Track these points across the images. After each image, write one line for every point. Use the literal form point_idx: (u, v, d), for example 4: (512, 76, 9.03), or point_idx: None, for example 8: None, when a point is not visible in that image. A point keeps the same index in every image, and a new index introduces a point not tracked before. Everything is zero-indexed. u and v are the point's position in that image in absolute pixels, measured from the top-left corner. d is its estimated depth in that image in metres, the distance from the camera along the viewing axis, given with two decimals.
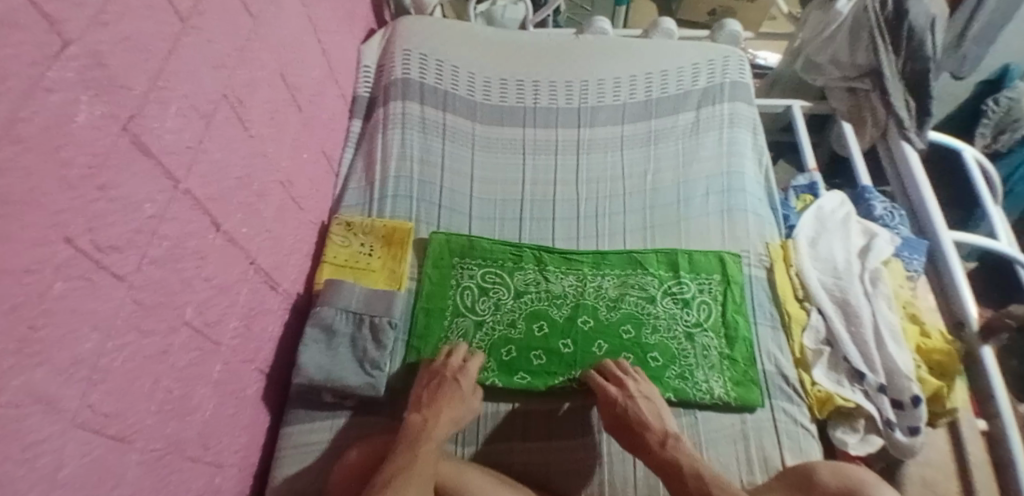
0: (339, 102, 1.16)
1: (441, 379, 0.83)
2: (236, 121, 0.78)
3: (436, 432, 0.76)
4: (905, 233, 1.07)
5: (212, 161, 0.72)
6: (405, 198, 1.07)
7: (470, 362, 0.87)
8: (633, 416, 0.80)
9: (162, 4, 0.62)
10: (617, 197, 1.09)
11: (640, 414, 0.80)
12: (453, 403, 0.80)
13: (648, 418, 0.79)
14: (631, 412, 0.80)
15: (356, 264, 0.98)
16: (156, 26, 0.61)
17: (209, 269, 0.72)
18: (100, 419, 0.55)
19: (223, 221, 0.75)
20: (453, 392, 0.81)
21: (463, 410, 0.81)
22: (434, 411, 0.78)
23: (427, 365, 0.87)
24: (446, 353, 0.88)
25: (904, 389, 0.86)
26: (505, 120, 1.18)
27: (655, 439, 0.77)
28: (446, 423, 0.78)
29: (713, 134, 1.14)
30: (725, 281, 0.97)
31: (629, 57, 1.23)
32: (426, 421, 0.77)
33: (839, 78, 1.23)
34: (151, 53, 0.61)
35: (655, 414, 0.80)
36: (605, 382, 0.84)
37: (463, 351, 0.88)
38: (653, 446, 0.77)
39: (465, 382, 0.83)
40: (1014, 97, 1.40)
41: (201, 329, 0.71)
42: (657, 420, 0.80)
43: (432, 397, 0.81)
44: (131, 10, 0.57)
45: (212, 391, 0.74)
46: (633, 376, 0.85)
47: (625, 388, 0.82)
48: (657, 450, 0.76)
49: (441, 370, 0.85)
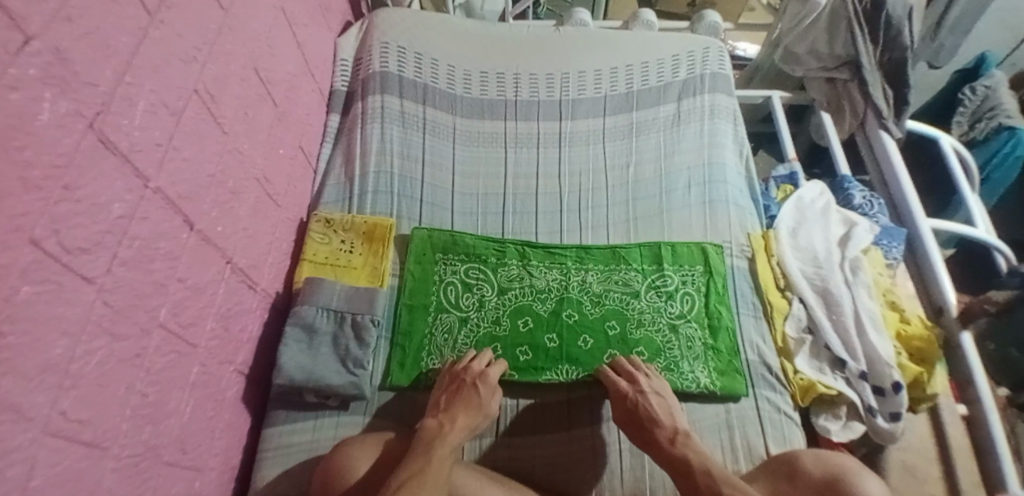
0: (316, 97, 1.14)
1: (460, 383, 0.82)
2: (208, 116, 0.76)
3: (451, 438, 0.73)
4: (885, 221, 1.08)
5: (183, 159, 0.70)
6: (386, 194, 1.06)
7: (492, 368, 0.85)
8: (643, 412, 0.79)
9: None
10: (600, 190, 1.09)
11: (651, 410, 0.79)
12: (470, 408, 0.79)
13: (658, 415, 0.79)
14: (641, 407, 0.80)
15: (336, 262, 0.96)
16: (123, 21, 0.59)
17: (184, 269, 0.71)
18: (71, 426, 0.53)
19: (197, 220, 0.73)
20: (471, 398, 0.80)
21: (480, 418, 0.79)
22: (450, 416, 0.77)
23: (449, 367, 0.86)
24: (472, 357, 0.86)
25: (886, 376, 0.87)
26: (486, 113, 1.17)
27: (665, 436, 0.76)
28: (461, 428, 0.76)
29: (694, 125, 1.14)
30: (708, 272, 0.97)
31: (610, 49, 1.22)
32: (442, 425, 0.75)
33: (818, 68, 1.24)
34: (118, 48, 0.59)
35: (667, 411, 0.80)
36: (614, 376, 0.84)
37: (488, 357, 0.86)
38: (662, 443, 0.76)
39: (485, 390, 0.81)
40: (990, 85, 1.44)
41: (177, 331, 0.69)
42: (669, 418, 0.79)
43: (450, 402, 0.79)
44: (95, 3, 0.55)
45: (190, 394, 0.73)
46: (646, 372, 0.85)
47: (636, 382, 0.82)
48: (666, 447, 0.75)
49: (462, 373, 0.83)
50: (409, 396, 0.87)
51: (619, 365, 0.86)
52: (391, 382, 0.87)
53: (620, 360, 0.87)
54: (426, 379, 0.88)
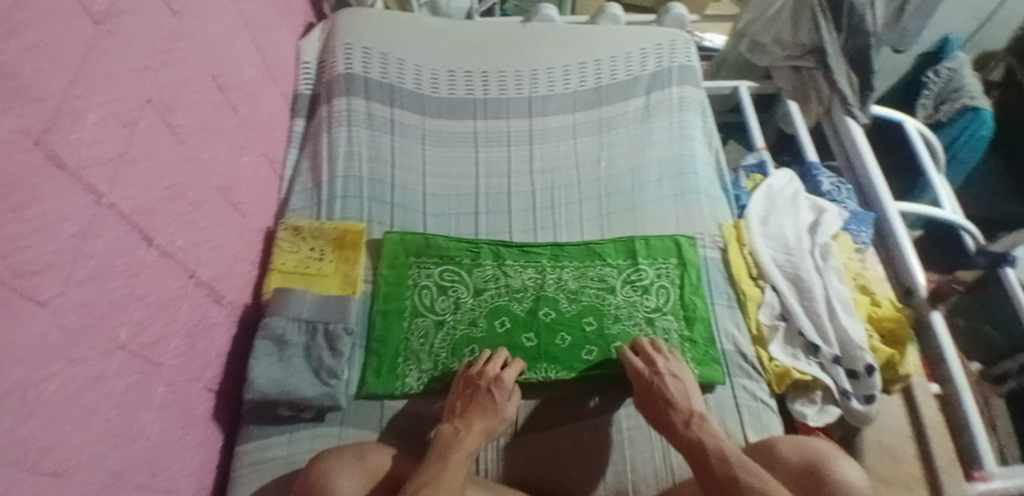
0: (279, 101, 1.11)
1: (475, 388, 0.81)
2: (164, 127, 0.73)
3: (466, 444, 0.74)
4: (853, 206, 1.10)
5: (138, 172, 0.68)
6: (356, 198, 1.04)
7: (507, 369, 0.84)
8: (659, 392, 0.80)
9: (75, 7, 0.57)
10: (573, 186, 1.08)
11: (666, 392, 0.79)
12: (486, 415, 0.78)
13: (674, 397, 0.79)
14: (656, 390, 0.80)
15: (306, 270, 0.94)
16: (69, 31, 0.57)
17: (143, 287, 0.68)
18: (32, 455, 0.51)
19: (155, 235, 0.71)
20: (486, 404, 0.79)
21: (496, 423, 0.79)
22: (466, 422, 0.77)
23: (464, 371, 0.85)
24: (485, 359, 0.86)
25: (858, 359, 0.88)
26: (455, 112, 1.16)
27: (679, 418, 0.77)
28: (477, 434, 0.76)
29: (664, 118, 1.14)
30: (682, 264, 0.97)
31: (579, 43, 1.22)
32: (458, 431, 0.75)
33: (784, 57, 1.25)
34: (65, 60, 0.56)
35: (684, 394, 0.80)
36: (631, 357, 0.85)
37: (501, 359, 0.86)
38: (676, 424, 0.76)
39: (500, 396, 0.80)
40: (953, 68, 1.48)
41: (139, 351, 0.67)
42: (685, 401, 0.79)
43: (465, 407, 0.79)
44: (40, 14, 0.52)
45: (157, 414, 0.71)
46: (663, 353, 0.85)
47: (652, 363, 0.83)
48: (681, 429, 0.76)
49: (476, 378, 0.82)
50: (387, 405, 0.86)
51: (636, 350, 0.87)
52: (367, 391, 0.86)
53: (642, 341, 0.87)
54: (404, 386, 0.86)
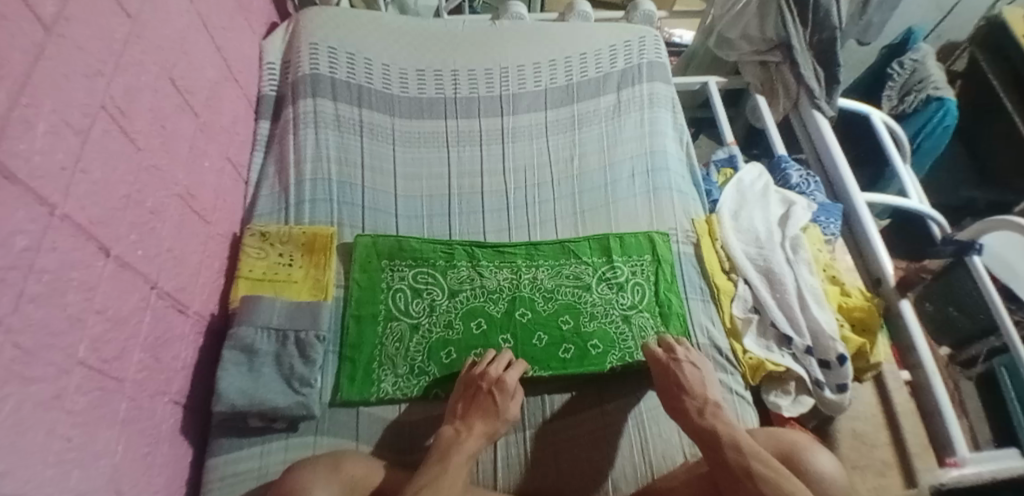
0: (241, 103, 1.09)
1: (476, 389, 0.80)
2: (121, 134, 0.71)
3: (467, 445, 0.73)
4: (821, 198, 1.11)
5: (92, 183, 0.64)
6: (325, 202, 1.01)
7: (510, 371, 0.83)
8: (676, 378, 0.80)
9: (21, 9, 0.54)
10: (546, 184, 1.08)
11: (685, 379, 0.80)
12: (488, 416, 0.77)
13: (690, 385, 0.79)
14: (674, 377, 0.80)
15: (275, 276, 0.92)
16: (16, 38, 0.53)
17: (102, 300, 0.65)
18: None
19: (113, 245, 0.68)
20: (488, 406, 0.78)
21: (498, 425, 0.78)
22: (467, 423, 0.76)
23: (467, 372, 0.83)
24: (490, 360, 0.84)
25: (830, 348, 0.90)
26: (425, 112, 1.14)
27: (694, 404, 0.77)
28: (478, 436, 0.75)
29: (635, 115, 1.15)
30: (656, 260, 0.98)
31: (549, 42, 1.21)
32: (459, 433, 0.75)
33: (751, 52, 1.26)
34: (12, 66, 0.53)
35: (700, 382, 0.80)
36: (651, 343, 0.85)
37: (504, 361, 0.84)
38: (690, 410, 0.77)
39: (504, 398, 0.79)
40: (917, 59, 1.53)
41: (100, 367, 0.64)
42: (701, 390, 0.79)
43: (467, 409, 0.78)
44: None
45: (120, 431, 0.68)
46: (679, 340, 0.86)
47: (673, 349, 0.83)
48: (694, 416, 0.76)
49: (477, 379, 0.81)
50: (364, 412, 0.84)
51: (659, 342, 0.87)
52: (341, 398, 0.84)
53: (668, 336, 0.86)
54: (378, 392, 0.85)
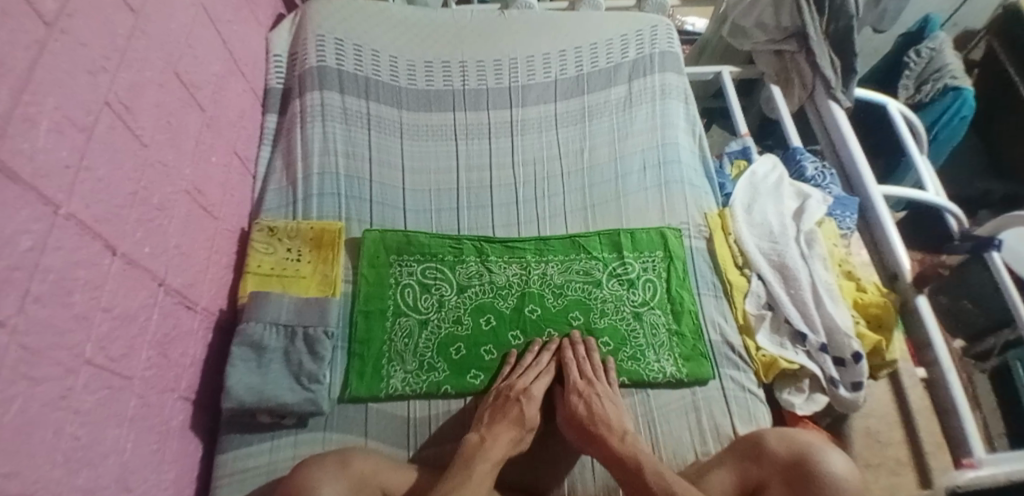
0: (248, 97, 1.07)
1: (505, 399, 0.80)
2: (126, 131, 0.70)
3: (493, 453, 0.74)
4: (837, 191, 1.09)
5: (97, 180, 0.63)
6: (333, 196, 1.00)
7: (537, 381, 0.84)
8: (594, 412, 0.79)
9: (22, 7, 0.53)
10: (555, 178, 1.06)
11: (601, 410, 0.79)
12: (514, 423, 0.78)
13: (608, 415, 0.78)
14: (594, 410, 0.79)
15: (283, 272, 0.91)
16: (17, 35, 0.52)
17: (108, 298, 0.65)
18: None
19: (119, 243, 0.67)
20: (514, 414, 0.78)
21: (524, 433, 0.78)
22: (493, 429, 0.77)
23: (497, 382, 0.84)
24: (524, 367, 0.86)
25: (845, 346, 0.88)
26: (433, 105, 1.13)
27: (612, 434, 0.76)
28: (505, 443, 0.75)
29: (646, 107, 1.12)
30: (668, 256, 0.96)
31: (559, 32, 1.19)
32: (484, 440, 0.75)
33: (765, 42, 1.23)
34: (14, 63, 0.52)
35: (617, 415, 0.79)
36: (568, 367, 0.85)
37: (533, 373, 0.84)
38: (608, 439, 0.75)
39: (532, 409, 0.80)
40: (934, 48, 1.49)
41: (106, 365, 0.64)
42: (619, 420, 0.78)
43: (493, 416, 0.78)
44: None
45: (128, 429, 0.68)
46: (594, 363, 0.86)
47: (591, 379, 0.83)
48: (615, 444, 0.75)
49: (505, 391, 0.82)
50: (372, 408, 0.84)
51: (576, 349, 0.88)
52: (350, 394, 0.84)
53: (576, 336, 0.89)
54: (389, 388, 0.85)
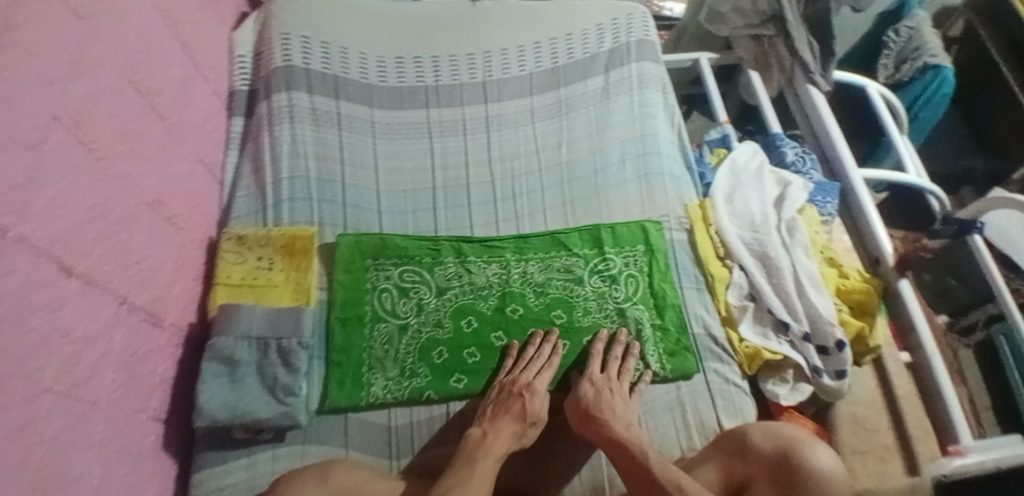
0: (212, 100, 1.04)
1: (508, 395, 0.79)
2: (79, 144, 0.66)
3: (494, 449, 0.72)
4: (818, 177, 1.08)
5: (50, 198, 0.60)
6: (305, 201, 0.97)
7: (540, 376, 0.82)
8: (602, 401, 0.78)
9: None
10: (534, 174, 1.04)
11: (609, 401, 0.78)
12: (516, 417, 0.76)
13: (615, 406, 0.77)
14: (603, 399, 0.78)
15: (255, 281, 0.88)
16: None
17: (68, 321, 0.62)
18: None
19: (76, 264, 0.64)
20: (516, 409, 0.77)
21: (526, 429, 0.76)
22: (496, 424, 0.75)
23: (500, 377, 0.83)
24: (529, 360, 0.85)
25: (828, 334, 0.87)
26: (406, 102, 1.10)
27: (617, 421, 0.75)
28: (507, 438, 0.74)
29: (624, 98, 1.10)
30: (649, 250, 0.95)
31: (532, 24, 1.16)
32: (485, 435, 0.74)
33: (743, 27, 1.20)
34: None
35: (622, 407, 0.78)
36: (592, 358, 0.84)
37: (536, 366, 0.83)
38: (611, 424, 0.74)
39: (535, 404, 0.78)
40: (913, 26, 1.47)
41: (69, 391, 0.61)
42: (624, 412, 0.78)
43: (496, 412, 0.77)
44: None
45: (97, 454, 0.65)
46: (623, 363, 0.85)
47: (609, 374, 0.82)
48: (619, 430, 0.74)
49: (508, 385, 0.81)
50: (352, 418, 0.82)
51: (611, 345, 0.87)
52: (329, 405, 0.82)
53: (624, 333, 0.88)
54: (370, 397, 0.83)
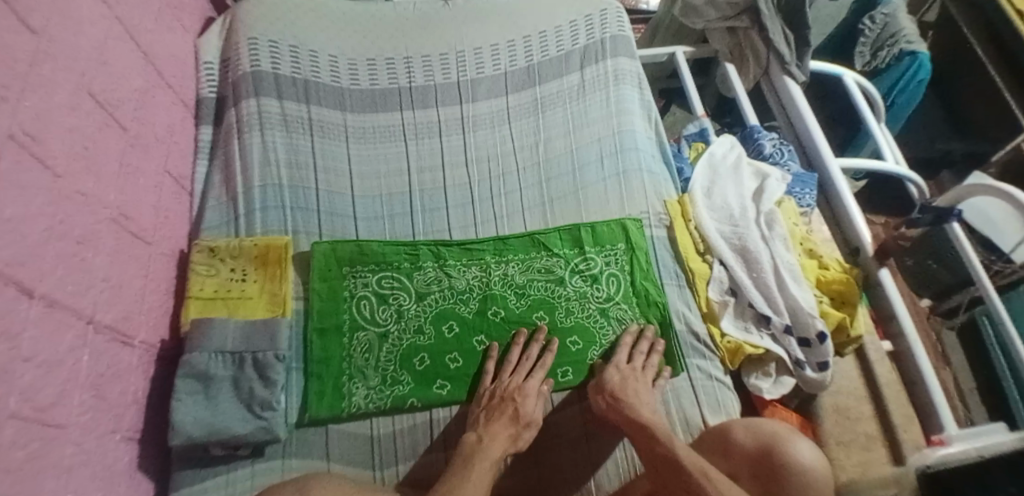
0: (178, 109, 1.01)
1: (501, 400, 0.78)
2: (34, 162, 0.63)
3: (491, 451, 0.70)
4: (796, 168, 1.08)
5: (3, 219, 0.57)
6: (277, 209, 0.95)
7: (530, 378, 0.81)
8: (628, 387, 0.78)
9: None
10: (511, 174, 1.03)
11: (634, 387, 0.78)
12: (511, 421, 0.75)
13: (640, 392, 0.77)
14: (628, 385, 0.78)
15: (228, 294, 0.86)
16: None
17: (29, 346, 0.59)
18: None
19: (36, 285, 0.61)
20: (510, 412, 0.76)
21: (521, 431, 0.75)
22: (489, 429, 0.74)
23: (485, 383, 0.82)
24: (512, 368, 0.83)
25: (810, 326, 0.87)
26: (379, 105, 1.08)
27: (642, 405, 0.75)
28: (503, 440, 0.73)
29: (600, 94, 1.09)
30: (630, 248, 0.94)
31: (504, 22, 1.15)
32: (482, 439, 0.72)
33: (718, 19, 1.20)
34: None
35: (644, 394, 0.78)
36: (620, 349, 0.84)
37: (525, 369, 0.82)
38: (637, 407, 0.74)
39: (528, 406, 0.78)
40: (888, 13, 1.47)
41: (35, 417, 0.58)
42: (648, 399, 0.77)
43: (489, 417, 0.76)
44: None
45: (67, 480, 0.63)
46: (648, 359, 0.84)
47: (635, 365, 0.82)
48: (644, 414, 0.73)
49: (500, 390, 0.80)
50: (332, 430, 0.81)
51: (636, 340, 0.87)
52: (310, 417, 0.80)
53: (651, 329, 0.87)
54: (351, 407, 0.81)
